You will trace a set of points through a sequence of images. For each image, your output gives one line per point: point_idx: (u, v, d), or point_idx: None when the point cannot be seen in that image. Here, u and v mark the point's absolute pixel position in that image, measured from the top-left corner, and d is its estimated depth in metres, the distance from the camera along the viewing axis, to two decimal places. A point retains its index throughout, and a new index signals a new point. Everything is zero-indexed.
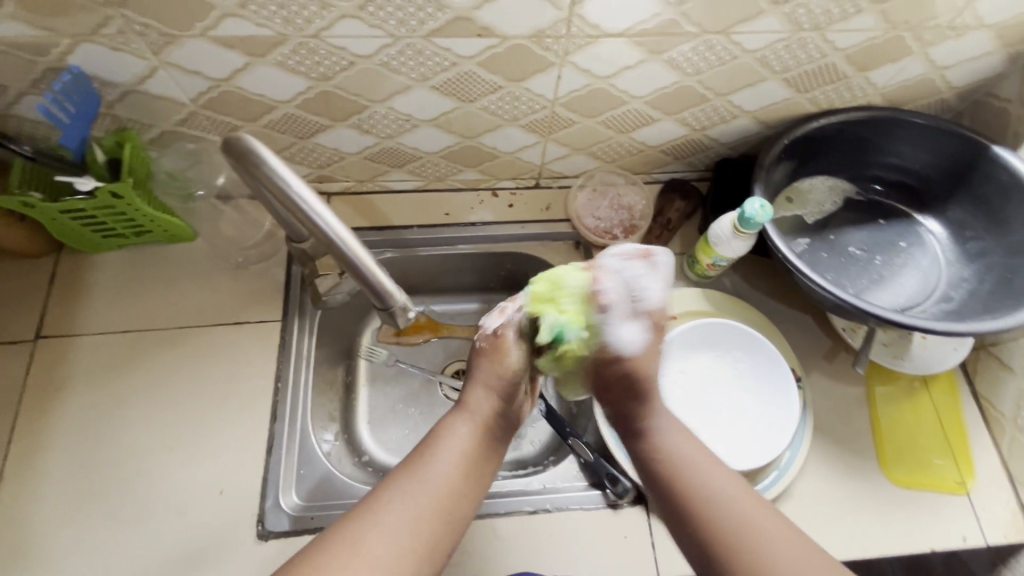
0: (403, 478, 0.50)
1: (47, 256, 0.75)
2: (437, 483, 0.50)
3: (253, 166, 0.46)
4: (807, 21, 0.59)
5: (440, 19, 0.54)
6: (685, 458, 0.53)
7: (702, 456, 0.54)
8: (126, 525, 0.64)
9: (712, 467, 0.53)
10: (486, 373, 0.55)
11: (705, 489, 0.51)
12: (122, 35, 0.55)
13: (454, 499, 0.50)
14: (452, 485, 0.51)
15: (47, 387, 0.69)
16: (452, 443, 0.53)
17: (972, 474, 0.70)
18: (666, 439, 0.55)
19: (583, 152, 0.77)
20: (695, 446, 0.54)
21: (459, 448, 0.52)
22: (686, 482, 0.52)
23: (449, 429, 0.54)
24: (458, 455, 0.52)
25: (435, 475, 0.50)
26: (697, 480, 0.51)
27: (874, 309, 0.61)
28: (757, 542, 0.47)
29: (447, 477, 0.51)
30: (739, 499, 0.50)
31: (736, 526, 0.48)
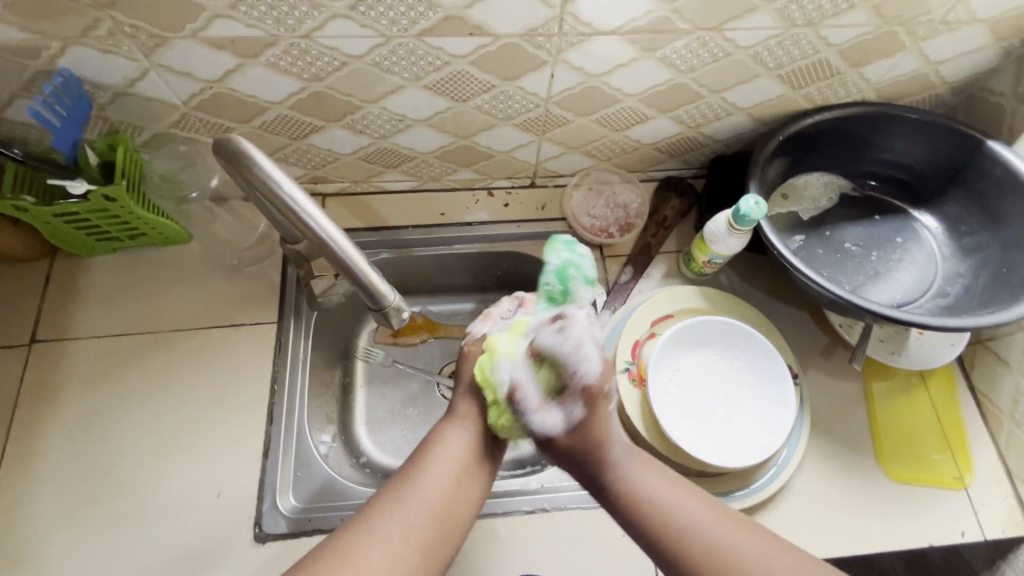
0: (399, 484, 0.50)
1: (41, 260, 0.75)
2: (434, 487, 0.49)
3: (245, 167, 0.46)
4: (800, 17, 0.59)
5: (432, 18, 0.54)
6: (651, 496, 0.50)
7: (663, 492, 0.50)
8: (123, 530, 0.63)
9: (677, 502, 0.49)
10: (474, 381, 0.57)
11: (683, 526, 0.47)
12: (112, 38, 0.55)
13: (453, 503, 0.49)
14: (449, 489, 0.50)
15: (42, 391, 0.69)
16: (449, 450, 0.52)
17: (970, 469, 0.69)
18: (628, 474, 0.51)
19: (578, 151, 0.76)
20: (658, 479, 0.51)
21: (456, 453, 0.52)
22: (653, 526, 0.48)
23: (445, 436, 0.54)
24: (455, 461, 0.52)
25: (433, 480, 0.50)
26: (670, 520, 0.48)
27: (869, 305, 0.61)
28: (752, 574, 0.44)
29: (446, 482, 0.50)
30: (720, 530, 0.47)
31: (727, 561, 0.45)
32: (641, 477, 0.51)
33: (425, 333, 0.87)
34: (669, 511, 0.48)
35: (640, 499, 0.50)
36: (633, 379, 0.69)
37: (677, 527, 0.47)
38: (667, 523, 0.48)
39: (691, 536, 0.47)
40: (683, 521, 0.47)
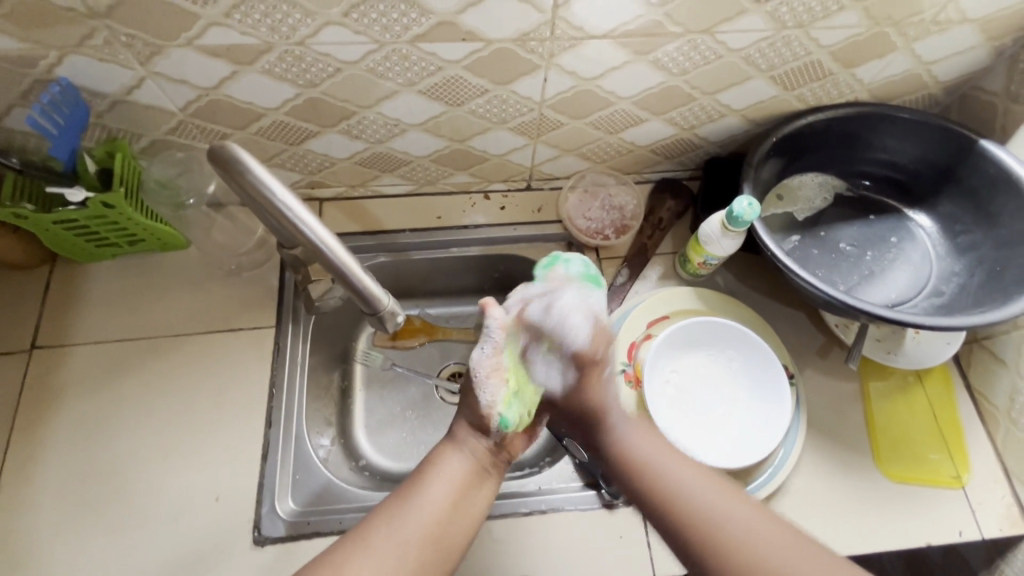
0: (395, 504, 0.52)
1: (41, 266, 0.75)
2: (429, 507, 0.52)
3: (238, 173, 0.46)
4: (790, 19, 0.59)
5: (424, 24, 0.55)
6: (645, 455, 0.57)
7: (662, 454, 0.57)
8: (121, 535, 0.64)
9: (672, 462, 0.56)
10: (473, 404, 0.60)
11: (672, 484, 0.54)
12: (109, 46, 0.55)
13: (446, 523, 0.52)
14: (444, 509, 0.52)
15: (42, 397, 0.69)
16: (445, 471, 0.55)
17: (968, 468, 0.69)
18: (625, 437, 0.59)
19: (573, 153, 0.77)
20: (655, 443, 0.58)
21: (452, 475, 0.54)
22: (650, 478, 0.55)
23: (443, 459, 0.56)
24: (450, 482, 0.54)
25: (426, 500, 0.52)
26: (660, 477, 0.55)
27: (864, 305, 0.61)
28: (725, 524, 0.50)
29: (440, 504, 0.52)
30: (702, 487, 0.53)
31: (707, 516, 0.51)
32: (638, 440, 0.59)
33: (423, 337, 0.87)
34: (659, 469, 0.55)
35: (637, 458, 0.57)
36: (629, 380, 0.70)
37: (666, 483, 0.54)
38: (657, 479, 0.55)
39: (676, 492, 0.53)
40: (670, 479, 0.54)
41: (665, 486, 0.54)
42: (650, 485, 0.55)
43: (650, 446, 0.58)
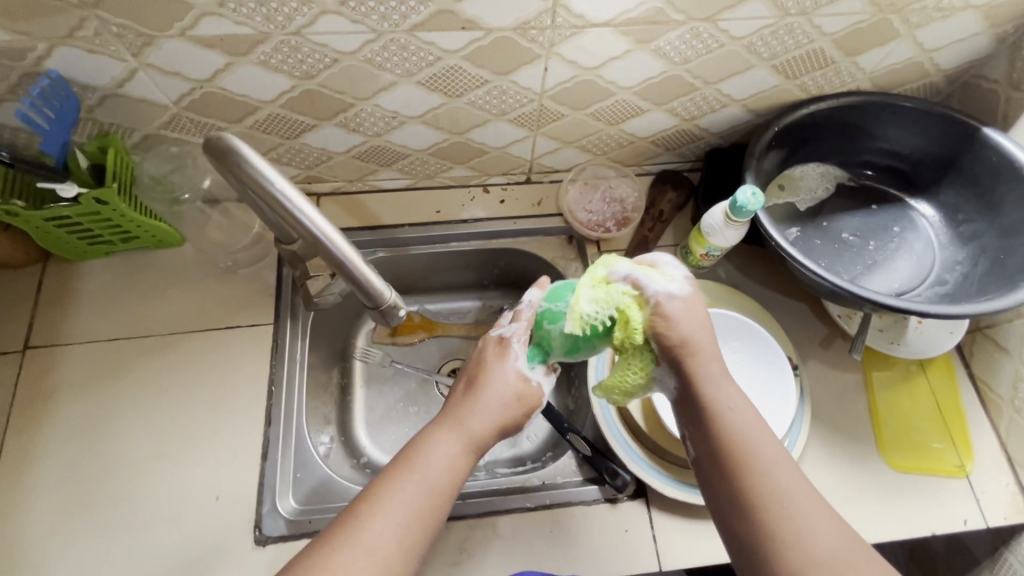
0: (385, 504, 0.46)
1: (33, 264, 0.74)
2: (420, 500, 0.47)
3: (233, 164, 0.45)
4: (793, 6, 0.58)
5: (423, 12, 0.54)
6: (762, 463, 0.47)
7: (766, 433, 0.49)
8: (120, 537, 0.63)
9: (772, 445, 0.48)
10: (469, 397, 0.52)
11: (767, 483, 0.46)
12: (100, 38, 0.54)
13: (436, 514, 0.48)
14: (436, 502, 0.48)
15: (37, 398, 0.68)
16: (438, 462, 0.49)
17: (971, 457, 0.69)
18: (724, 405, 0.49)
19: (573, 146, 0.76)
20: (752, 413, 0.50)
21: (442, 464, 0.49)
22: (741, 452, 0.47)
23: (435, 445, 0.50)
24: (441, 471, 0.49)
25: (423, 503, 0.47)
26: (757, 459, 0.47)
27: (869, 295, 0.61)
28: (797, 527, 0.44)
29: (434, 504, 0.48)
30: (820, 525, 0.44)
31: (789, 513, 0.45)
32: (748, 424, 0.49)
33: (423, 333, 0.87)
34: (774, 482, 0.46)
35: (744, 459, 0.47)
36: None
37: (782, 504, 0.45)
38: (768, 491, 0.46)
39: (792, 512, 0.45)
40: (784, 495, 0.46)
41: (781, 502, 0.45)
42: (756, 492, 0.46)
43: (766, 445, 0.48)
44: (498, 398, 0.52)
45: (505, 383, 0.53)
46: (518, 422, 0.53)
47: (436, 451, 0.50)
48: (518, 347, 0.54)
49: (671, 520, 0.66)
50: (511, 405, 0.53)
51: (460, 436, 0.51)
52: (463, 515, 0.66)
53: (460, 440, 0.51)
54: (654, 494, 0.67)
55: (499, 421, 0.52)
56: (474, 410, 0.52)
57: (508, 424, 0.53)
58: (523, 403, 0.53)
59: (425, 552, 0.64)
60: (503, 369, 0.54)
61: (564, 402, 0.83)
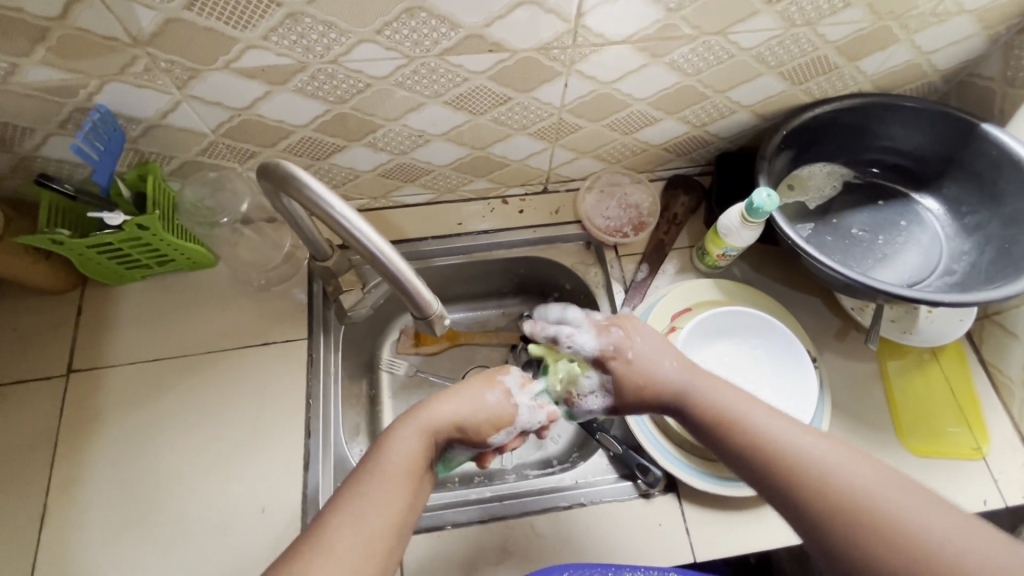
0: (353, 492, 0.50)
1: (72, 291, 0.76)
2: (381, 497, 0.50)
3: (294, 187, 0.49)
4: (799, 17, 0.62)
5: (453, 37, 0.57)
6: (787, 439, 0.51)
7: (735, 395, 0.56)
8: (171, 551, 0.65)
9: (743, 399, 0.55)
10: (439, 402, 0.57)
11: (748, 429, 0.53)
12: (147, 73, 0.57)
13: (398, 512, 0.50)
14: (397, 499, 0.50)
15: (84, 420, 0.70)
16: (401, 451, 0.53)
17: (987, 439, 0.72)
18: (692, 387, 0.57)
19: (590, 155, 0.79)
20: (715, 383, 0.57)
21: (402, 463, 0.52)
22: (718, 417, 0.55)
23: (398, 442, 0.54)
24: (400, 469, 0.52)
25: (385, 491, 0.50)
26: (735, 419, 0.54)
27: (882, 286, 0.64)
28: (785, 452, 0.50)
29: (397, 492, 0.51)
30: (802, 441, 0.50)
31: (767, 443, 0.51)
32: (757, 414, 0.53)
33: (446, 342, 0.89)
34: (755, 425, 0.53)
35: (768, 445, 0.51)
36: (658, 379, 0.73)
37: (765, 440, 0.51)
38: (808, 465, 0.49)
39: (830, 474, 0.48)
40: (810, 463, 0.49)
41: (764, 438, 0.52)
42: (781, 471, 0.50)
43: (783, 427, 0.52)
44: (466, 404, 0.58)
45: (476, 394, 0.59)
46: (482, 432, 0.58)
47: (397, 441, 0.54)
48: (507, 373, 0.62)
49: (702, 512, 0.68)
50: (476, 408, 0.58)
51: (423, 429, 0.55)
52: (503, 516, 0.69)
53: (423, 436, 0.55)
54: (685, 488, 0.70)
55: (463, 424, 0.57)
56: (440, 407, 0.57)
57: (471, 427, 0.57)
58: (490, 412, 0.59)
59: (468, 553, 0.66)
60: (472, 377, 0.61)
61: None
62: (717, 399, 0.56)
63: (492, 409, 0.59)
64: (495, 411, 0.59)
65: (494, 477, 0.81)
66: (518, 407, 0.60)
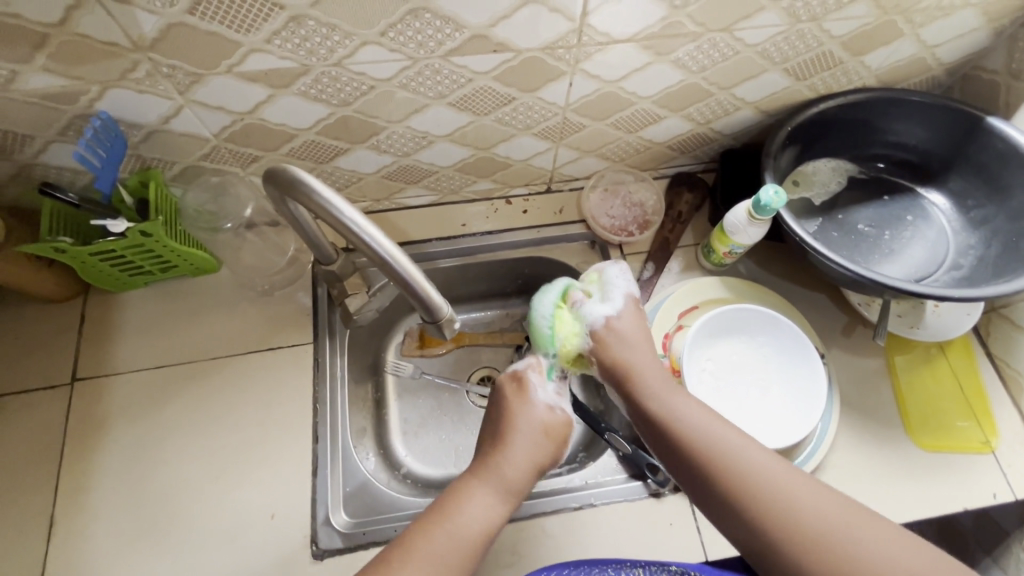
0: (432, 546, 0.53)
1: (74, 298, 0.75)
2: (460, 555, 0.53)
3: (301, 193, 0.48)
4: (805, 13, 0.61)
5: (457, 38, 0.56)
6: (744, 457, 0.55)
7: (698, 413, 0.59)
8: (180, 558, 0.64)
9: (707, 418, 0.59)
10: (511, 448, 0.60)
11: (709, 442, 0.57)
12: (150, 78, 0.56)
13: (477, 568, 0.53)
14: (475, 553, 0.54)
15: (89, 429, 0.70)
16: (479, 513, 0.56)
17: (995, 433, 0.72)
18: (657, 395, 0.61)
19: (594, 154, 0.79)
20: (678, 396, 0.61)
21: (481, 517, 0.55)
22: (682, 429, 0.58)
23: (475, 497, 0.57)
24: (481, 524, 0.55)
25: (467, 548, 0.53)
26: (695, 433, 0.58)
27: (890, 281, 0.63)
28: (740, 464, 0.55)
29: (478, 548, 0.54)
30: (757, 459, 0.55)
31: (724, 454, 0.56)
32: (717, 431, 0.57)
33: (451, 344, 0.89)
34: (720, 443, 0.56)
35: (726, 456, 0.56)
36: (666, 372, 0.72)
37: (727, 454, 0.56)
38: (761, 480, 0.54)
39: (782, 493, 0.53)
40: (763, 480, 0.54)
41: (726, 454, 0.56)
42: (738, 483, 0.54)
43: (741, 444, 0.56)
44: (532, 445, 0.61)
45: (539, 432, 0.62)
46: (549, 463, 0.62)
47: (476, 498, 0.57)
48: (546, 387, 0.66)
49: None
50: (542, 442, 0.62)
51: (499, 482, 0.58)
52: (513, 518, 0.68)
53: (498, 486, 0.58)
54: None
55: (532, 465, 0.61)
56: (512, 457, 0.60)
57: (541, 464, 0.61)
58: (553, 446, 0.62)
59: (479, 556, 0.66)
60: (524, 409, 0.63)
61: (594, 403, 0.86)
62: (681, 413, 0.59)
63: (550, 425, 0.63)
64: (555, 434, 0.63)
65: None
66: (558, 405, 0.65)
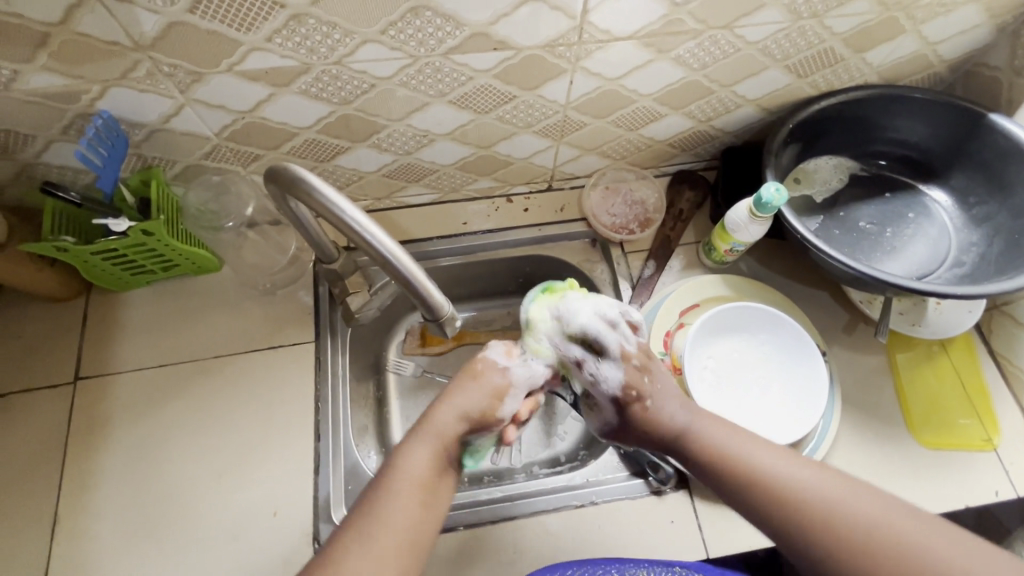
0: (368, 507, 0.50)
1: (76, 297, 0.76)
2: (393, 509, 0.50)
3: (302, 191, 0.48)
4: (805, 10, 0.61)
5: (458, 36, 0.56)
6: (765, 464, 0.54)
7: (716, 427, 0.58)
8: (182, 555, 0.64)
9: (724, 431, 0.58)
10: (446, 405, 0.59)
11: (729, 455, 0.56)
12: (150, 77, 0.56)
13: (413, 521, 0.50)
14: (410, 507, 0.51)
15: (92, 427, 0.70)
16: (410, 466, 0.53)
17: (997, 430, 0.72)
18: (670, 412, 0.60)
19: (595, 152, 0.79)
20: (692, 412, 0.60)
21: (414, 471, 0.53)
22: (701, 444, 0.57)
23: (407, 452, 0.55)
24: (413, 477, 0.52)
25: (402, 503, 0.50)
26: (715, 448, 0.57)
27: (892, 279, 0.63)
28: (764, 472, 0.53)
29: (413, 503, 0.51)
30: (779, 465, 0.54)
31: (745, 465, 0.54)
32: (757, 452, 0.55)
33: (452, 342, 0.89)
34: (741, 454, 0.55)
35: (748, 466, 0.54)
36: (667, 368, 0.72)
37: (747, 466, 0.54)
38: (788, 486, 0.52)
39: (811, 496, 0.51)
40: (788, 484, 0.52)
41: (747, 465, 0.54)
42: (765, 491, 0.53)
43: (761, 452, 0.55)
44: (467, 398, 0.59)
45: (474, 385, 0.60)
46: (488, 414, 0.59)
47: (408, 454, 0.54)
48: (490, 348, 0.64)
49: (714, 508, 0.68)
50: (475, 395, 0.60)
51: (431, 437, 0.56)
52: (514, 515, 0.68)
53: (430, 440, 0.56)
54: (696, 484, 0.69)
55: (467, 416, 0.58)
56: (441, 410, 0.58)
57: (478, 415, 0.59)
58: (489, 397, 0.60)
59: (481, 554, 0.66)
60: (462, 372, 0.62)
61: None
62: (713, 438, 0.57)
63: (490, 382, 0.61)
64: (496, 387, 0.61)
65: (504, 476, 0.81)
66: (513, 371, 0.62)
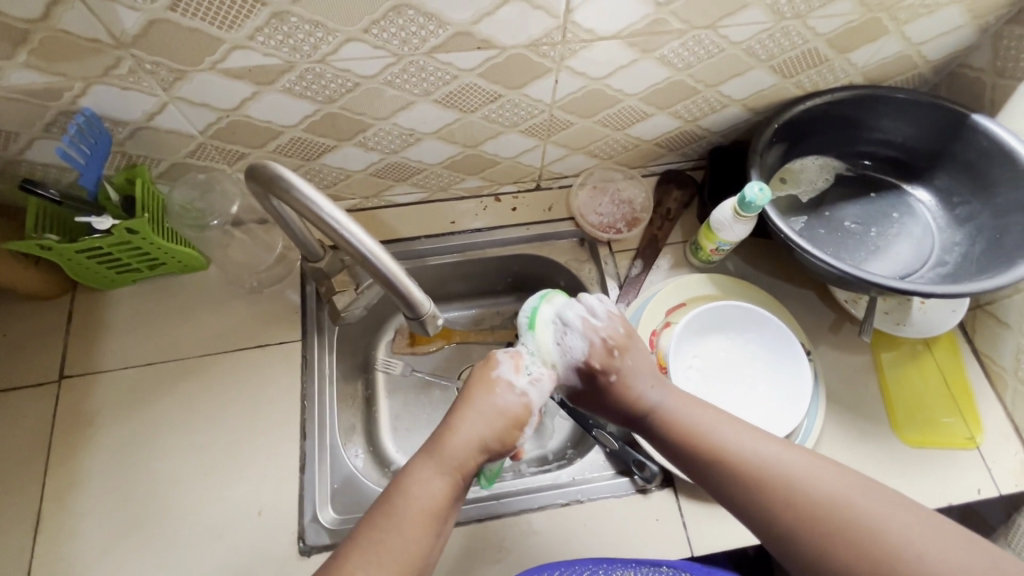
0: (377, 534, 0.50)
1: (61, 296, 0.75)
2: (403, 539, 0.50)
3: (282, 189, 0.48)
4: (788, 10, 0.62)
5: (442, 35, 0.56)
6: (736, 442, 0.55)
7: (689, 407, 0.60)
8: (166, 554, 0.64)
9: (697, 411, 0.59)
10: (460, 426, 0.55)
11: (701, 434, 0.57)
12: (133, 75, 0.56)
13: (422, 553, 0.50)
14: (420, 538, 0.50)
15: (76, 426, 0.70)
16: (422, 493, 0.52)
17: (980, 428, 0.72)
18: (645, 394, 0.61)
19: (582, 151, 0.79)
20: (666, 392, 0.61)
21: (424, 499, 0.52)
22: (674, 423, 0.59)
23: (419, 476, 0.53)
24: (424, 505, 0.51)
25: (411, 533, 0.50)
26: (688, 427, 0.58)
27: (874, 278, 0.64)
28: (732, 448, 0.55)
29: (423, 532, 0.50)
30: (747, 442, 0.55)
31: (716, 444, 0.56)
32: (725, 429, 0.57)
33: (441, 341, 0.89)
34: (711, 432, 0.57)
35: (719, 443, 0.56)
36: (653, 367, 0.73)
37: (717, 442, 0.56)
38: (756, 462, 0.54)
39: (776, 471, 0.53)
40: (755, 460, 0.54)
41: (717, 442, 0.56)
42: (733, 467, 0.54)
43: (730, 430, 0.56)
44: (482, 423, 0.56)
45: (492, 407, 0.57)
46: (503, 441, 0.57)
47: (420, 478, 0.53)
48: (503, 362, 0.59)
49: (699, 506, 0.69)
50: (492, 421, 0.56)
51: (445, 461, 0.54)
52: (500, 513, 0.68)
53: (442, 465, 0.54)
54: (681, 482, 0.70)
55: (482, 443, 0.55)
56: (456, 435, 0.55)
57: (494, 444, 0.56)
58: (506, 423, 0.57)
59: (466, 552, 0.66)
60: (481, 387, 0.58)
61: None
62: (685, 415, 0.59)
63: (508, 408, 0.57)
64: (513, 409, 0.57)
65: None
66: (526, 394, 0.58)
